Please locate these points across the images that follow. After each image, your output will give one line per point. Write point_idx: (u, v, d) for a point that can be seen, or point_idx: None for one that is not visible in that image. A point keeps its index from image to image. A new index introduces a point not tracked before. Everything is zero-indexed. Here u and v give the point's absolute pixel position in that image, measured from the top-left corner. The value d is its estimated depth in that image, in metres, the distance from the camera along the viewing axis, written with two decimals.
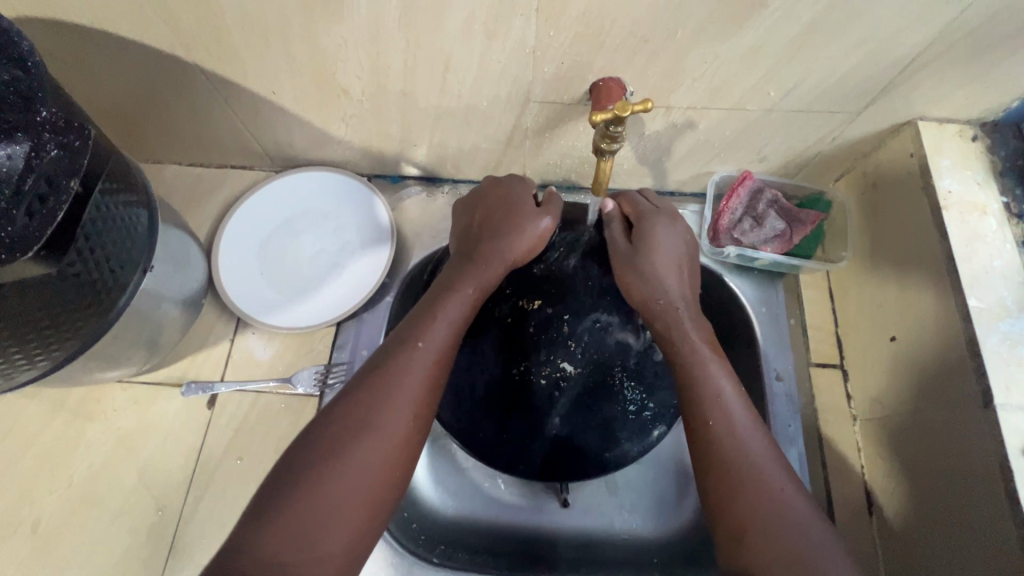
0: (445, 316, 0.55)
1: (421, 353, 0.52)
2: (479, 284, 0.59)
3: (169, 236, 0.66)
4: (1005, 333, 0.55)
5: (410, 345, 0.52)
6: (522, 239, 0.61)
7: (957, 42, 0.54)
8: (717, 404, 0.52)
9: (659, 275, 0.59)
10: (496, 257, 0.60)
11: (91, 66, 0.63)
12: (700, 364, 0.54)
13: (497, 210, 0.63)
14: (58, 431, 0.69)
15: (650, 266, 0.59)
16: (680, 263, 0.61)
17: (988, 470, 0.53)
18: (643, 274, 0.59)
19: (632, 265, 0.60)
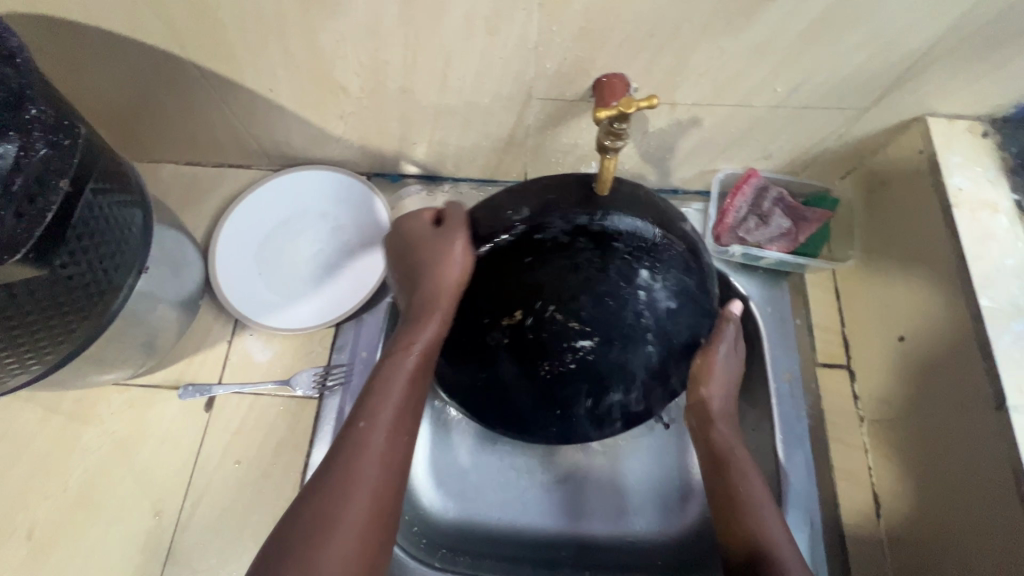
0: (393, 391, 0.55)
1: (376, 435, 0.52)
2: (420, 343, 0.57)
3: (165, 237, 0.65)
4: (1018, 333, 0.54)
5: (378, 407, 0.54)
6: (445, 281, 0.56)
7: (970, 36, 0.53)
8: (755, 508, 0.57)
9: (727, 388, 0.64)
10: (430, 315, 0.57)
11: (84, 64, 0.62)
12: (738, 467, 0.60)
13: (418, 255, 0.60)
14: (53, 435, 0.68)
15: (727, 376, 0.63)
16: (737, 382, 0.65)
17: (1000, 473, 0.52)
18: (721, 378, 0.63)
19: (720, 363, 0.62)
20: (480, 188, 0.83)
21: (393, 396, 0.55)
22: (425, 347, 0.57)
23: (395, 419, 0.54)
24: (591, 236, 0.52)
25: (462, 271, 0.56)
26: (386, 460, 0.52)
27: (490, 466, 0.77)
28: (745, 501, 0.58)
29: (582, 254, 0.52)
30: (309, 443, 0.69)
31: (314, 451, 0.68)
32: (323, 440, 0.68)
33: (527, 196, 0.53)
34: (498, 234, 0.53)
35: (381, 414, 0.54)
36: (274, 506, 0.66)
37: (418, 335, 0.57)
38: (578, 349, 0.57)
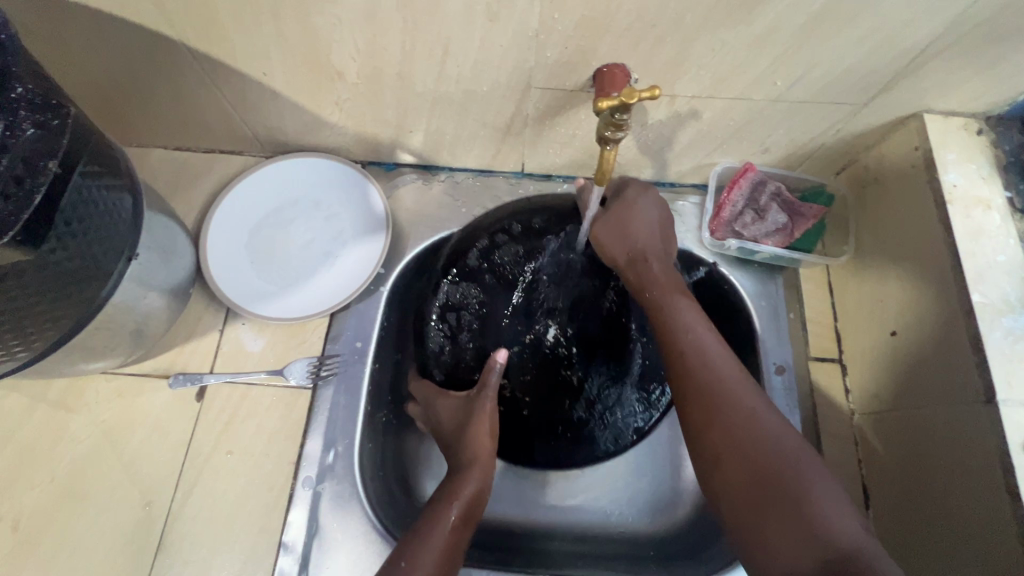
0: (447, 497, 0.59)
1: (436, 530, 0.56)
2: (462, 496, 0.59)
3: (157, 224, 0.64)
4: (1008, 328, 0.55)
5: (432, 537, 0.55)
6: (479, 448, 0.63)
7: (968, 33, 0.53)
8: (701, 352, 0.56)
9: (633, 238, 0.66)
10: (472, 469, 0.61)
11: (72, 45, 0.60)
12: (677, 311, 0.60)
13: (448, 426, 0.65)
14: (39, 424, 0.67)
15: (624, 228, 0.66)
16: (653, 228, 0.66)
17: (988, 466, 0.53)
18: (615, 234, 0.66)
19: (607, 226, 0.67)
20: (476, 178, 0.82)
21: (444, 508, 0.58)
22: (475, 481, 0.61)
23: (454, 528, 0.57)
24: (460, 306, 0.70)
25: (489, 441, 0.63)
26: (445, 556, 0.54)
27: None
28: (689, 344, 0.57)
29: (464, 316, 0.70)
30: (302, 434, 0.68)
31: (308, 442, 0.68)
32: (317, 431, 0.68)
33: (443, 265, 0.72)
34: (441, 286, 0.70)
35: (434, 528, 0.56)
36: (268, 497, 0.66)
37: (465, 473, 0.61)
38: (547, 336, 0.72)
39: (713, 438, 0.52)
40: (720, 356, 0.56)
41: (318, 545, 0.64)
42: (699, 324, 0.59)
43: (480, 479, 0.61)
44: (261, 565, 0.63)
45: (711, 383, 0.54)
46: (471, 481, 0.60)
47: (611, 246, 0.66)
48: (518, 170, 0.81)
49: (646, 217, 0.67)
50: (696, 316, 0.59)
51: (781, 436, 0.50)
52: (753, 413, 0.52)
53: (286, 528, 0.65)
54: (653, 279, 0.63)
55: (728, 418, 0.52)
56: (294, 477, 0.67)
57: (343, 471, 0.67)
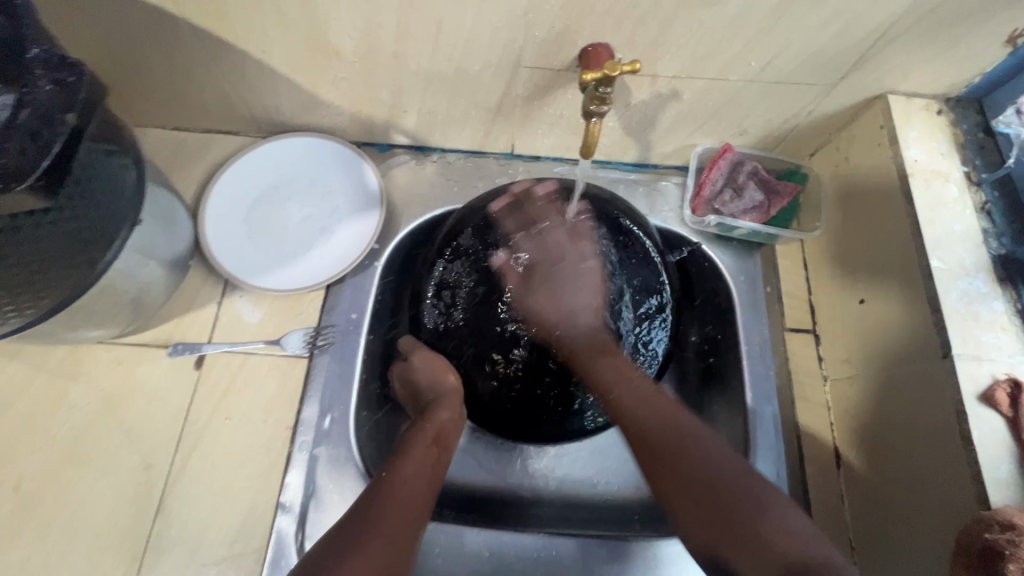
0: (425, 430, 0.64)
1: (413, 458, 0.61)
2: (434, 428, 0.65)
3: (158, 195, 0.67)
4: (963, 290, 0.59)
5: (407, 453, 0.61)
6: (448, 382, 0.69)
7: (926, 16, 0.58)
8: (642, 429, 0.60)
9: (563, 313, 0.70)
10: (442, 402, 0.67)
11: (75, 21, 0.62)
12: (603, 373, 0.65)
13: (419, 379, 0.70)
14: (40, 391, 0.69)
15: (563, 304, 0.70)
16: (576, 280, 0.70)
17: (945, 416, 0.56)
18: (558, 309, 0.70)
19: (553, 308, 0.70)
20: (468, 159, 0.85)
21: (422, 441, 0.63)
22: (451, 413, 0.67)
23: (430, 453, 0.62)
24: (454, 286, 0.74)
25: (455, 378, 0.70)
26: (427, 484, 0.59)
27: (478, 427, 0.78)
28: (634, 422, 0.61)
29: (458, 295, 0.75)
30: (299, 400, 0.71)
31: (305, 408, 0.70)
32: (313, 397, 0.71)
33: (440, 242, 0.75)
34: (436, 266, 0.74)
35: (415, 455, 0.61)
36: (265, 460, 0.68)
37: (438, 407, 0.66)
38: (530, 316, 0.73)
39: (668, 469, 0.57)
40: (653, 395, 0.63)
41: (316, 504, 0.67)
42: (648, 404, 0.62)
43: (455, 409, 0.68)
44: (259, 525, 0.66)
45: (652, 425, 0.60)
46: (445, 411, 0.66)
47: (558, 320, 0.69)
48: (508, 151, 0.84)
49: (563, 254, 0.71)
50: (627, 368, 0.65)
51: (720, 464, 0.56)
52: (709, 467, 0.56)
53: (283, 489, 0.67)
54: (583, 342, 0.68)
55: (686, 469, 0.56)
56: (291, 442, 0.69)
57: (339, 436, 0.70)
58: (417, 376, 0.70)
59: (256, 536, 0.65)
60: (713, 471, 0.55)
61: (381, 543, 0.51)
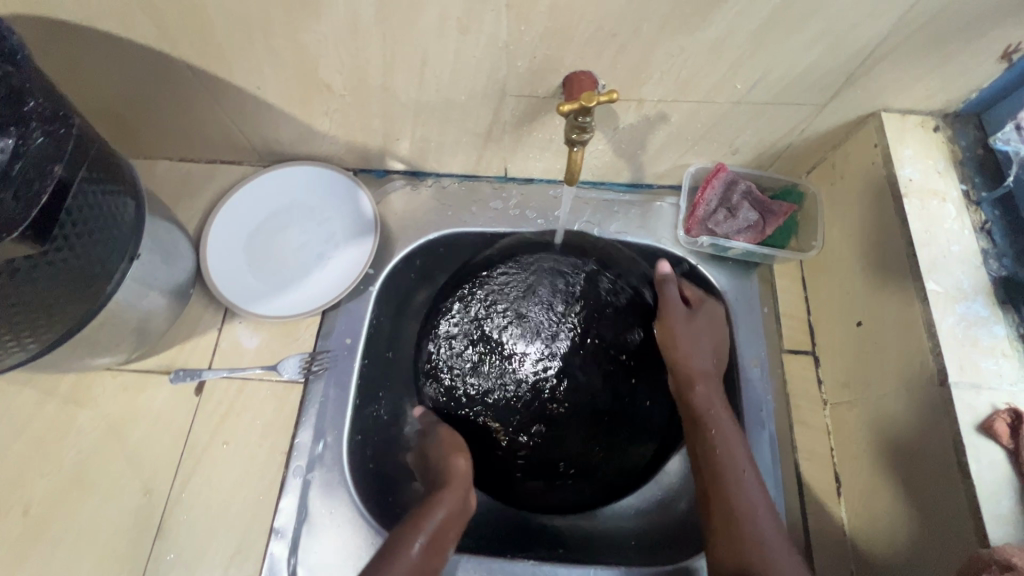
0: (421, 536, 0.59)
1: (403, 570, 0.56)
2: (429, 530, 0.60)
3: (158, 227, 0.69)
4: (961, 314, 0.57)
5: (396, 563, 0.56)
6: (456, 470, 0.65)
7: (914, 34, 0.56)
8: (742, 491, 0.61)
9: (696, 354, 0.69)
10: (449, 487, 0.64)
11: (82, 65, 0.65)
12: (724, 426, 0.65)
13: (435, 454, 0.68)
14: (50, 417, 0.71)
15: (693, 335, 0.71)
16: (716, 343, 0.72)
17: (942, 447, 0.54)
18: (688, 339, 0.70)
19: (684, 328, 0.71)
20: (461, 183, 0.86)
21: (420, 547, 0.58)
22: (447, 513, 0.62)
23: (427, 561, 0.58)
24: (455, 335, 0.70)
25: (465, 460, 0.66)
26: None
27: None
28: (735, 489, 0.61)
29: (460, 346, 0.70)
30: (294, 425, 0.72)
31: (299, 433, 0.72)
32: (308, 422, 0.72)
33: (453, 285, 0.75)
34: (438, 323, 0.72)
35: (406, 564, 0.57)
36: (261, 485, 0.69)
37: (437, 509, 0.62)
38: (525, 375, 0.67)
39: (730, 525, 0.59)
40: (751, 481, 0.62)
41: (308, 530, 0.68)
42: (749, 471, 0.63)
43: (453, 507, 0.63)
44: (253, 550, 0.67)
45: (734, 486, 0.61)
46: (440, 514, 0.61)
47: (687, 362, 0.68)
48: (502, 174, 0.85)
49: (711, 338, 0.71)
50: (734, 436, 0.65)
51: (789, 571, 0.56)
52: (769, 540, 0.58)
53: (277, 514, 0.68)
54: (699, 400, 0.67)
55: (748, 529, 0.59)
56: (286, 467, 0.70)
57: (332, 461, 0.71)
58: (441, 442, 0.68)
59: (250, 561, 0.66)
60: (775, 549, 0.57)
61: None
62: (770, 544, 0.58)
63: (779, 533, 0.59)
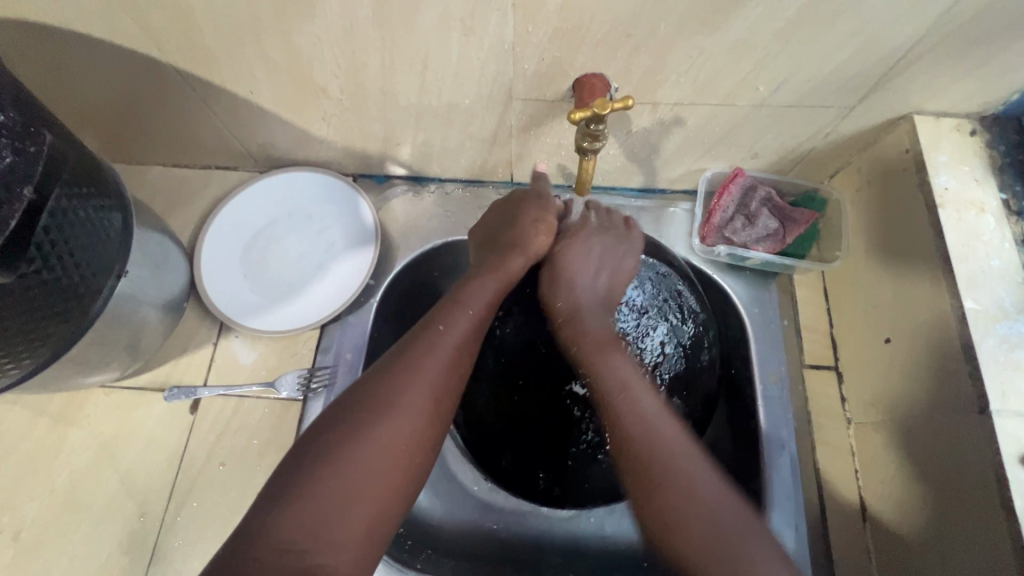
0: (419, 378, 0.48)
1: (388, 424, 0.46)
2: (456, 342, 0.51)
3: (149, 240, 0.65)
4: (1002, 335, 0.54)
5: (399, 398, 0.47)
6: (477, 300, 0.55)
7: (955, 31, 0.52)
8: (632, 399, 0.50)
9: (587, 273, 0.59)
10: (466, 307, 0.54)
11: (65, 69, 0.62)
12: (620, 368, 0.53)
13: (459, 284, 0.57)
14: (40, 436, 0.69)
15: (577, 264, 0.60)
16: (621, 251, 0.62)
17: (983, 479, 0.51)
18: (577, 265, 0.60)
19: (579, 256, 0.60)
20: (465, 189, 0.83)
21: (419, 393, 0.48)
22: (450, 357, 0.51)
23: (417, 424, 0.47)
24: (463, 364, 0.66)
25: (522, 263, 0.58)
26: (395, 471, 0.45)
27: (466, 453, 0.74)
28: (630, 417, 0.49)
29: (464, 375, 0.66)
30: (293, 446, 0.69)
31: None
32: None
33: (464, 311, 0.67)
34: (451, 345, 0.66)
35: (402, 410, 0.47)
36: None
37: (430, 358, 0.50)
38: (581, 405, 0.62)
39: (644, 464, 0.47)
40: (656, 411, 0.50)
41: None
42: (646, 394, 0.51)
43: (465, 343, 0.52)
44: None
45: (630, 413, 0.49)
46: (438, 361, 0.50)
47: (564, 281, 0.59)
48: (508, 179, 0.81)
49: (609, 266, 0.60)
50: (650, 409, 0.50)
51: (701, 508, 0.44)
52: (686, 470, 0.46)
53: None
54: (592, 334, 0.56)
55: (669, 478, 0.46)
56: None
57: None
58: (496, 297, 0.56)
59: None
60: (694, 480, 0.46)
61: (319, 512, 0.42)
62: (705, 495, 0.45)
63: (718, 481, 0.46)
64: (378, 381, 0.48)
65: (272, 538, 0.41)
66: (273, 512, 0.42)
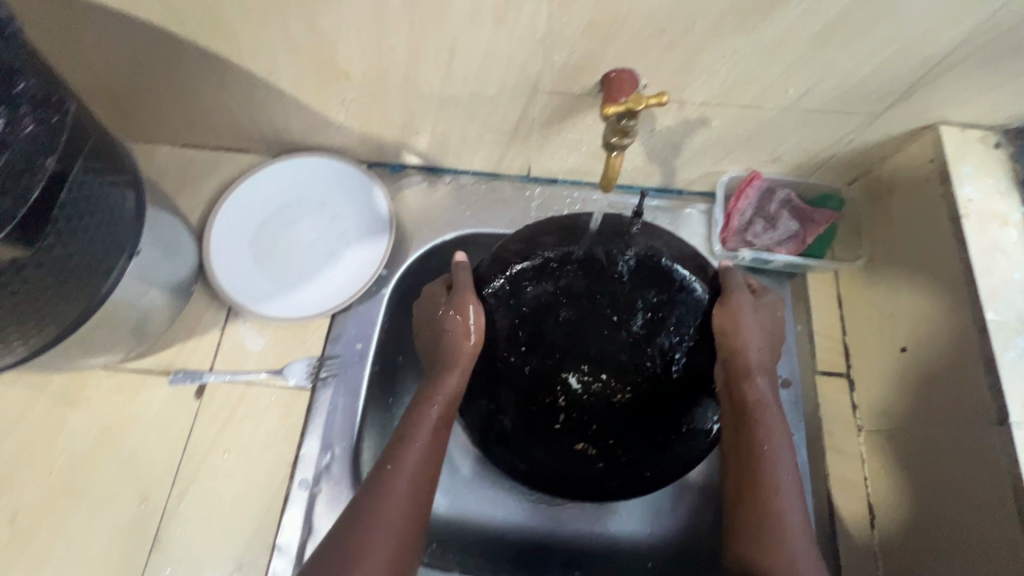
0: (394, 494, 0.53)
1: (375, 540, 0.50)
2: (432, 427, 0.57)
3: (160, 219, 0.64)
4: (1022, 348, 0.54)
5: (392, 490, 0.53)
6: (444, 388, 0.59)
7: (990, 43, 0.52)
8: (778, 515, 0.54)
9: (755, 350, 0.60)
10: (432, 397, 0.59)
11: (79, 40, 0.60)
12: (772, 456, 0.56)
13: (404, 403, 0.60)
14: (39, 417, 0.67)
15: (752, 332, 0.60)
16: (769, 335, 0.62)
17: (999, 490, 0.52)
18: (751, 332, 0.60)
19: (749, 317, 0.60)
20: (481, 181, 0.81)
21: (397, 506, 0.52)
22: (418, 467, 0.55)
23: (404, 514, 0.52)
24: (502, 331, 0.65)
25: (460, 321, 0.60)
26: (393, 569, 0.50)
27: (473, 450, 0.74)
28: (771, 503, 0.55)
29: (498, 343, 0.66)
30: (299, 435, 0.68)
31: (305, 443, 0.68)
32: (314, 432, 0.68)
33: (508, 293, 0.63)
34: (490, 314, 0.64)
35: (380, 531, 0.50)
36: (264, 498, 0.66)
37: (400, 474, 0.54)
38: (575, 389, 0.68)
39: (754, 516, 0.55)
40: (787, 490, 0.55)
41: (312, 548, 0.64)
42: (790, 472, 0.56)
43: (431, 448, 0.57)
44: (255, 565, 0.63)
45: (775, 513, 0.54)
46: (405, 477, 0.54)
47: (735, 328, 0.60)
48: (525, 174, 0.80)
49: (765, 326, 0.62)
50: (794, 489, 0.56)
51: None
52: (789, 535, 0.53)
53: (280, 530, 0.64)
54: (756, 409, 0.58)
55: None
56: (289, 478, 0.66)
57: (340, 474, 0.67)
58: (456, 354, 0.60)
59: None
60: None
61: None
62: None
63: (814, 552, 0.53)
64: (360, 504, 0.52)
65: None
66: None
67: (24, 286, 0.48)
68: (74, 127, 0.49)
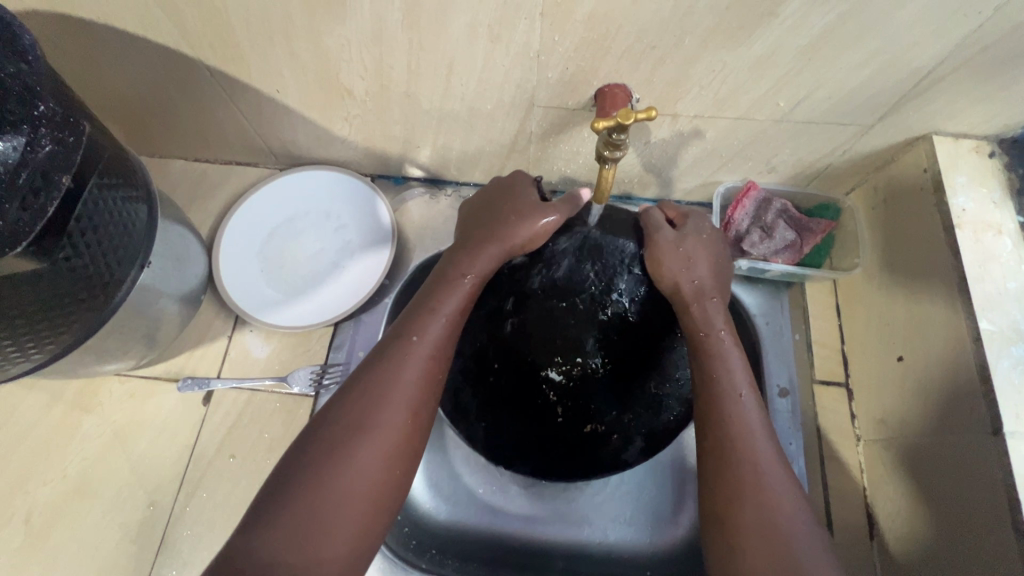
0: (399, 389, 0.51)
1: (378, 415, 0.49)
2: (436, 333, 0.54)
3: (170, 230, 0.66)
4: (1017, 357, 0.54)
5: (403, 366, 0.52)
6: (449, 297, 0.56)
7: (977, 55, 0.52)
8: (743, 419, 0.50)
9: (687, 272, 0.58)
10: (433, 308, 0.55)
11: (96, 61, 0.63)
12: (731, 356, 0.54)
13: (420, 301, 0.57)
14: (55, 422, 0.70)
15: (688, 255, 0.58)
16: (715, 258, 0.59)
17: (995, 499, 0.52)
18: (680, 258, 0.58)
19: (675, 246, 0.58)
20: None
21: (394, 408, 0.50)
22: (422, 367, 0.52)
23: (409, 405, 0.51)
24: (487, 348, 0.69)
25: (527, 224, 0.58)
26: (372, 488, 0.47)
27: (474, 456, 0.75)
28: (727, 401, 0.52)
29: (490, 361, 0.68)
30: None
31: None
32: None
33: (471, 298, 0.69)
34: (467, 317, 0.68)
35: (383, 417, 0.49)
36: None
37: (381, 414, 0.49)
38: (559, 381, 0.70)
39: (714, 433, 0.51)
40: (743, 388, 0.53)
41: None
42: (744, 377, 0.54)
43: (437, 351, 0.54)
44: None
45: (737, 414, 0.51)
46: (410, 372, 0.52)
47: (674, 255, 0.58)
48: None
49: (708, 248, 0.59)
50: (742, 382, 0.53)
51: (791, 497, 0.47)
52: (754, 434, 0.50)
53: None
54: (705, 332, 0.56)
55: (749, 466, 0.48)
56: None
57: None
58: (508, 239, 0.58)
59: None
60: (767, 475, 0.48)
61: (337, 472, 0.46)
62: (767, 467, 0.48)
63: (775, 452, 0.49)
64: (360, 389, 0.51)
65: (270, 529, 0.44)
66: (264, 520, 0.44)
67: (38, 295, 0.50)
68: (87, 146, 0.51)
